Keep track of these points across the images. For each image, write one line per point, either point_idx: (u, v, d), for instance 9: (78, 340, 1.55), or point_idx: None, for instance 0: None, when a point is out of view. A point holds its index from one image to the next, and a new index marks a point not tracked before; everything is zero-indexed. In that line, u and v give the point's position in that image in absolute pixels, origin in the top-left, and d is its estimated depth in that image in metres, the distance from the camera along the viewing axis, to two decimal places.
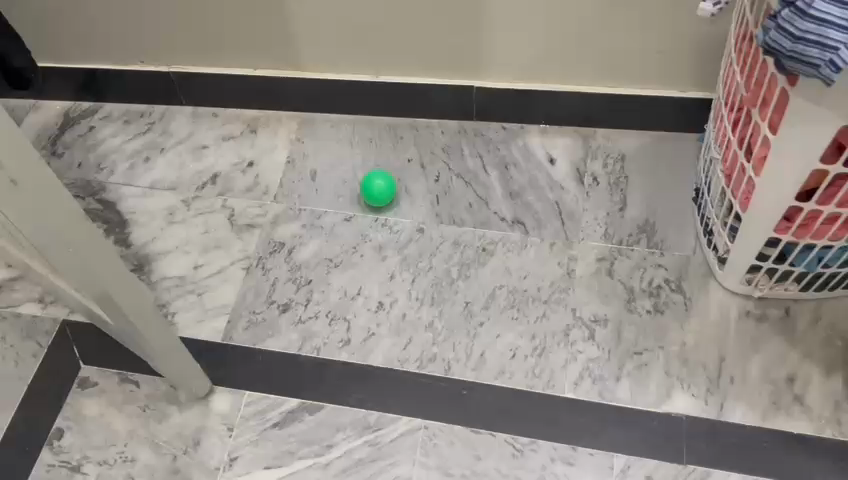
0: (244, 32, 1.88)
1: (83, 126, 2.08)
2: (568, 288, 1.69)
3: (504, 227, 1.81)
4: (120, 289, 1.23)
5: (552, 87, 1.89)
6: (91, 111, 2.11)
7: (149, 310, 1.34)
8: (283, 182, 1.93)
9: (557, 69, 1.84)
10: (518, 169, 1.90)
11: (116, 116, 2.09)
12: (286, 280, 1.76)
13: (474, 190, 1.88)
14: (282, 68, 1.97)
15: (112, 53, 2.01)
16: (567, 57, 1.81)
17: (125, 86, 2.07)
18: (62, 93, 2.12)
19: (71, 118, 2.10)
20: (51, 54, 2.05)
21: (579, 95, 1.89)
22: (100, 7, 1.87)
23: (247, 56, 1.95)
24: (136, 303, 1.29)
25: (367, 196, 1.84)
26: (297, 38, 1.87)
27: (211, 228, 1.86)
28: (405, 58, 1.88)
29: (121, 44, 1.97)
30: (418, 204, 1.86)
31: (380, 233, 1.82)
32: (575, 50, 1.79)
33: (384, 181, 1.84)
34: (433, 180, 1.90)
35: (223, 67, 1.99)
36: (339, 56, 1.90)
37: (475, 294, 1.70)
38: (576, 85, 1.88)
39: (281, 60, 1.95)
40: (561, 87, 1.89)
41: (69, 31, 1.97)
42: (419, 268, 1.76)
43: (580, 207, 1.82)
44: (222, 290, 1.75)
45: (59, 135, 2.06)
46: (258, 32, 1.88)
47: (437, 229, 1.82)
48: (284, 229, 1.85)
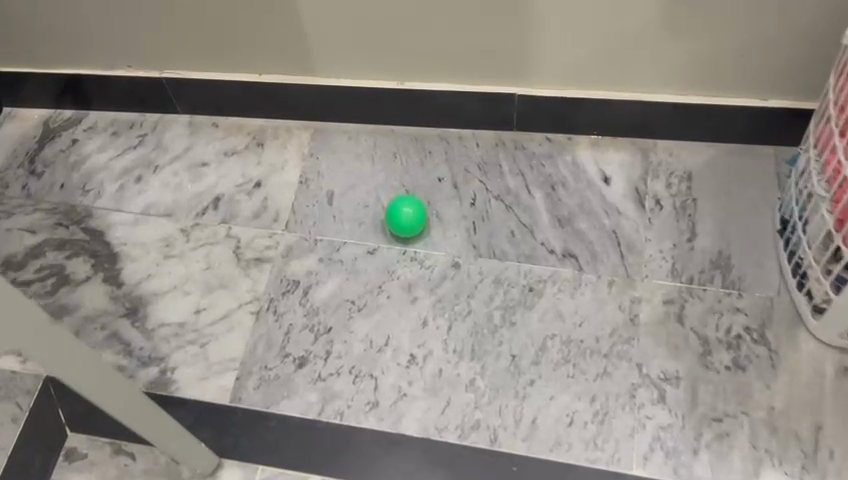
0: (250, 33, 1.62)
1: (64, 139, 1.82)
2: (632, 339, 1.46)
3: (553, 262, 1.55)
4: (109, 399, 0.99)
5: (608, 94, 1.62)
6: (74, 120, 1.85)
7: (151, 411, 1.08)
8: (296, 206, 1.67)
9: (615, 74, 1.57)
10: (567, 190, 1.63)
11: (102, 126, 1.83)
12: (302, 327, 1.52)
13: (517, 216, 1.61)
14: (291, 73, 1.70)
15: (94, 57, 1.74)
16: (629, 60, 1.54)
17: (112, 93, 1.81)
18: (39, 99, 1.85)
19: (51, 129, 1.84)
20: (26, 58, 1.78)
21: (640, 103, 1.61)
22: (80, 5, 1.61)
23: (251, 58, 1.69)
24: (133, 407, 1.03)
25: (392, 225, 1.58)
26: (311, 40, 1.61)
27: (214, 263, 1.61)
28: (435, 61, 1.61)
29: (105, 46, 1.71)
30: (452, 233, 1.60)
31: (409, 268, 1.57)
32: (640, 52, 1.52)
33: (412, 207, 1.58)
34: (469, 203, 1.64)
35: (225, 73, 1.73)
36: (359, 60, 1.64)
37: (522, 345, 1.46)
38: (635, 91, 1.61)
39: (290, 65, 1.68)
40: (619, 94, 1.61)
41: (44, 32, 1.70)
42: (455, 312, 1.51)
43: (642, 236, 1.57)
44: (229, 340, 1.52)
45: (38, 150, 1.80)
46: (262, 31, 1.61)
47: (475, 263, 1.56)
48: (298, 263, 1.60)
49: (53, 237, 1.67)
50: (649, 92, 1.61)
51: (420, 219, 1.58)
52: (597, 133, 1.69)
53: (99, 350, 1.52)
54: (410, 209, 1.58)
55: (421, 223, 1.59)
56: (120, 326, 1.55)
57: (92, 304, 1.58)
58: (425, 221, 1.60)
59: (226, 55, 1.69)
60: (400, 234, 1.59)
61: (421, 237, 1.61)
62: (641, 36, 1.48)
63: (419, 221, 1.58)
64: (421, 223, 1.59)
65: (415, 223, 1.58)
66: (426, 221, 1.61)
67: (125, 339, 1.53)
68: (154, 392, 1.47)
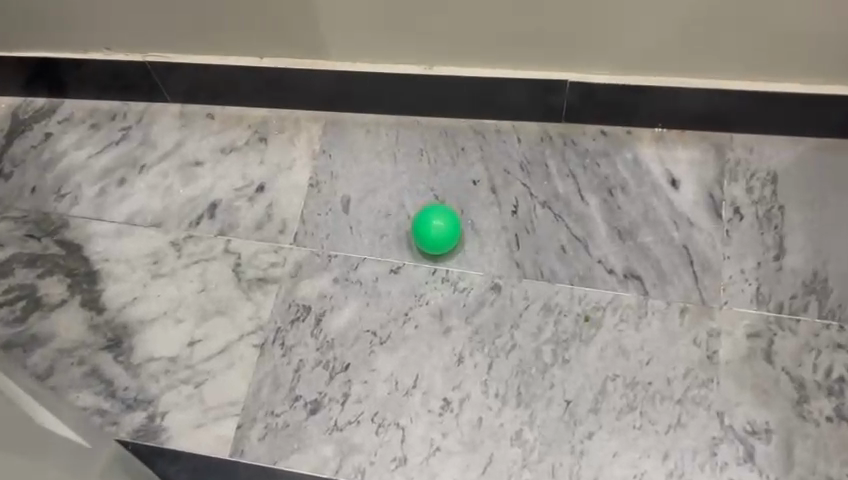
0: (249, 11, 1.36)
1: (36, 133, 1.57)
2: (711, 382, 1.21)
3: (613, 284, 1.30)
4: None
5: (679, 81, 1.35)
6: (47, 110, 1.59)
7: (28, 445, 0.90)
8: (305, 216, 1.42)
9: (689, 58, 1.30)
10: (627, 195, 1.38)
11: (79, 118, 1.57)
12: (314, 364, 1.28)
13: (568, 228, 1.36)
14: (299, 58, 1.45)
15: (67, 38, 1.48)
16: (707, 42, 1.27)
17: (89, 78, 1.55)
18: (6, 86, 1.60)
19: (21, 120, 1.59)
20: None
21: (718, 90, 1.34)
22: None
23: (251, 40, 1.43)
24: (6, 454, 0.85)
25: (420, 240, 1.33)
26: (322, 20, 1.35)
27: (210, 284, 1.37)
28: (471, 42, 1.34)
29: (78, 26, 1.45)
30: (491, 248, 1.35)
31: (440, 291, 1.32)
32: (722, 33, 1.24)
33: (443, 220, 1.32)
34: (510, 212, 1.39)
35: (222, 57, 1.47)
36: (379, 43, 1.37)
37: (578, 388, 1.23)
38: (712, 78, 1.34)
39: (298, 48, 1.43)
40: (692, 81, 1.34)
41: (5, 10, 1.44)
42: (496, 346, 1.27)
43: (719, 253, 1.31)
44: (229, 379, 1.28)
45: (6, 146, 1.56)
46: (263, 8, 1.35)
47: (519, 285, 1.32)
48: (308, 284, 1.35)
49: (23, 251, 1.43)
50: (729, 78, 1.33)
51: (453, 234, 1.33)
52: (662, 126, 1.42)
53: (77, 390, 1.30)
54: (440, 223, 1.32)
55: (454, 239, 1.33)
56: (101, 361, 1.32)
57: (68, 333, 1.35)
58: (459, 235, 1.35)
59: (222, 37, 1.43)
60: (429, 251, 1.33)
61: (454, 253, 1.35)
62: (726, 13, 1.21)
63: (452, 237, 1.32)
64: (454, 239, 1.33)
65: (446, 240, 1.32)
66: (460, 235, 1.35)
67: (107, 377, 1.30)
68: (141, 443, 1.25)
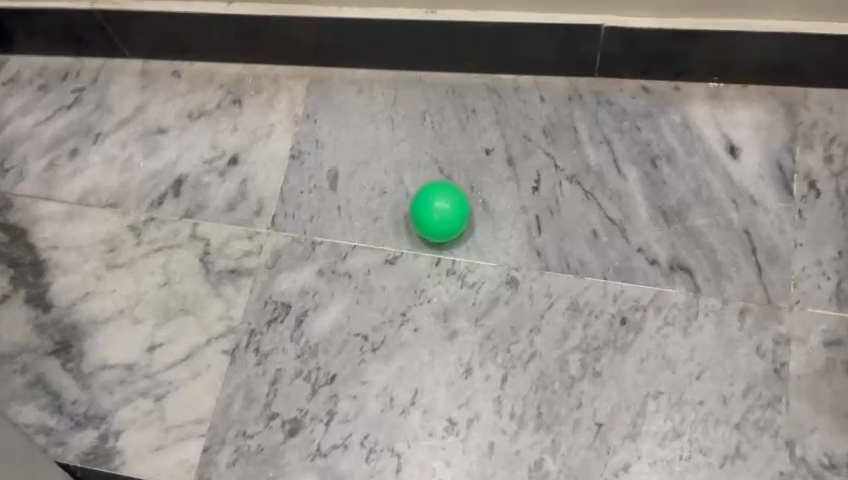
0: None
1: None
2: (778, 402, 0.98)
3: (656, 279, 1.07)
4: None
5: (742, 24, 1.09)
6: None
7: None
8: (285, 195, 1.20)
9: None
10: (674, 167, 1.14)
11: (27, 78, 1.35)
12: (294, 375, 1.08)
13: (601, 208, 1.13)
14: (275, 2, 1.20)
15: None
16: None
17: (33, 31, 1.32)
18: None
19: None
20: None
21: (789, 36, 1.08)
22: None
23: None
24: None
25: (420, 228, 1.10)
26: None
27: (174, 276, 1.16)
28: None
29: None
30: (507, 233, 1.12)
31: (445, 286, 1.10)
32: None
33: (448, 201, 1.09)
34: (530, 188, 1.15)
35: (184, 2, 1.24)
36: None
37: (613, 408, 1.00)
38: (783, 19, 1.08)
39: None
40: (758, 24, 1.09)
41: None
42: (513, 355, 1.05)
43: (789, 239, 1.07)
44: (195, 391, 1.08)
45: None
46: None
47: (541, 279, 1.09)
48: (287, 278, 1.14)
49: None
50: (806, 20, 1.07)
51: (459, 217, 1.09)
52: (717, 79, 1.17)
53: (20, 403, 1.11)
54: (443, 204, 1.09)
55: (461, 223, 1.10)
56: (48, 368, 1.12)
57: (10, 335, 1.15)
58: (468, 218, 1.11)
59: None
60: (431, 239, 1.11)
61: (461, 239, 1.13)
62: None
63: (458, 222, 1.09)
64: (461, 223, 1.10)
65: (451, 225, 1.09)
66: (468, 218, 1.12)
67: (54, 388, 1.11)
68: (92, 468, 1.05)
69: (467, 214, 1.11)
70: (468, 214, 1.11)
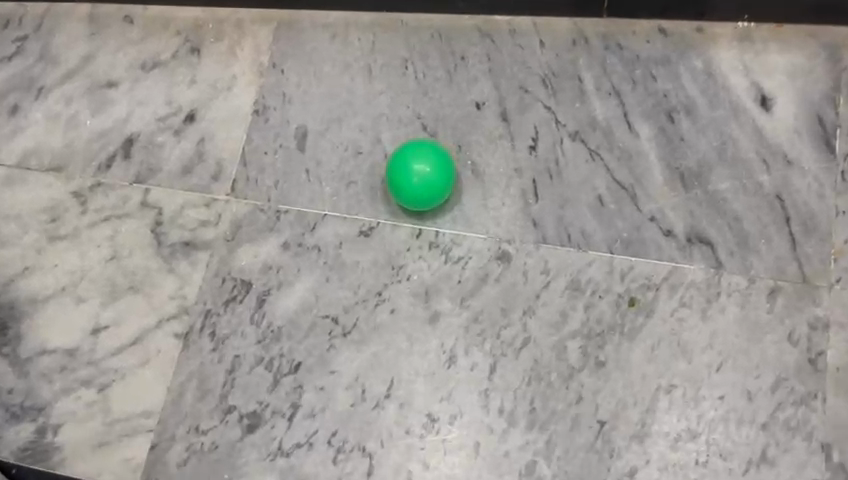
0: None
1: None
2: (813, 398, 0.84)
3: (670, 253, 0.92)
4: None
5: None
6: None
7: None
8: (247, 157, 1.06)
9: None
10: (695, 122, 0.98)
11: None
12: (254, 363, 0.94)
13: (609, 170, 0.97)
14: None
15: None
16: None
17: None
18: None
19: None
20: None
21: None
22: None
23: None
24: None
25: (403, 200, 0.95)
26: None
27: (123, 250, 1.03)
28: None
29: None
30: (499, 199, 0.97)
31: (427, 261, 0.96)
32: None
33: (429, 163, 0.94)
34: (526, 147, 0.99)
35: None
36: None
37: (618, 404, 0.86)
38: None
39: None
40: None
41: None
42: (503, 341, 0.91)
43: (829, 206, 0.91)
44: (142, 381, 0.96)
45: None
46: None
47: (536, 254, 0.94)
48: (249, 251, 1.00)
49: None
50: None
51: (443, 181, 0.95)
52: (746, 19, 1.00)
53: None
54: (423, 167, 0.94)
55: (446, 188, 0.95)
56: None
57: None
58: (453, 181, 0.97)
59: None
60: (411, 207, 0.96)
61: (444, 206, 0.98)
62: None
63: (442, 186, 0.94)
64: (446, 188, 0.95)
65: (433, 191, 0.94)
66: (453, 181, 0.97)
67: None
68: (29, 466, 0.94)
69: (452, 177, 0.96)
70: (452, 177, 0.96)
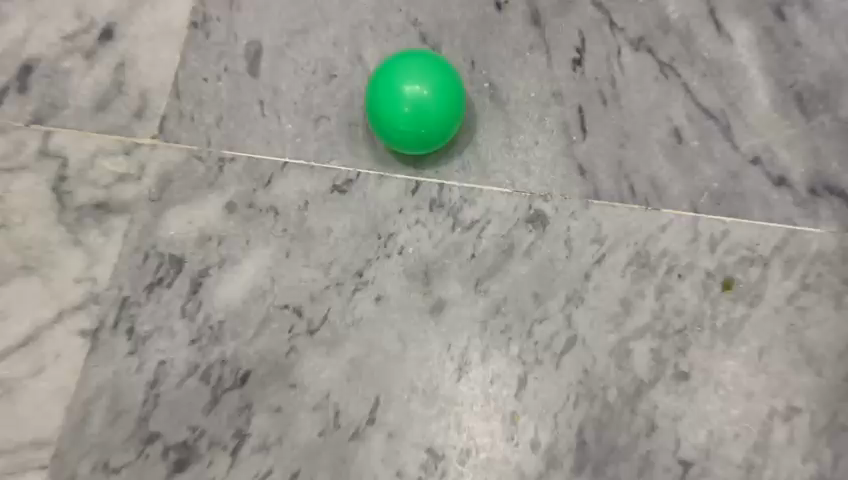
0: None
1: None
2: None
3: (784, 211, 0.63)
4: None
5: None
6: None
7: None
8: (182, 87, 0.77)
9: None
10: (815, 19, 0.69)
11: None
12: (185, 373, 0.67)
13: (689, 91, 0.67)
14: None
15: None
16: None
17: None
18: None
19: None
20: None
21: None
22: None
23: None
24: None
25: (390, 140, 0.66)
26: None
27: (12, 215, 0.75)
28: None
29: None
30: (529, 136, 0.68)
31: (427, 227, 0.67)
32: None
33: (424, 82, 0.64)
34: (569, 61, 0.70)
35: None
36: None
37: (710, 435, 0.59)
38: None
39: None
40: None
41: None
42: (537, 342, 0.63)
43: None
44: (32, 398, 0.68)
45: None
46: None
47: (585, 214, 0.65)
48: (183, 215, 0.73)
49: None
50: None
51: (447, 109, 0.65)
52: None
53: None
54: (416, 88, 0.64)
55: (452, 117, 0.66)
56: None
57: None
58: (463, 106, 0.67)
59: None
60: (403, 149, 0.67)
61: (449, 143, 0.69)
62: None
63: (445, 115, 0.65)
64: (453, 117, 0.66)
65: (432, 122, 0.65)
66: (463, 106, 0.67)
67: None
68: None
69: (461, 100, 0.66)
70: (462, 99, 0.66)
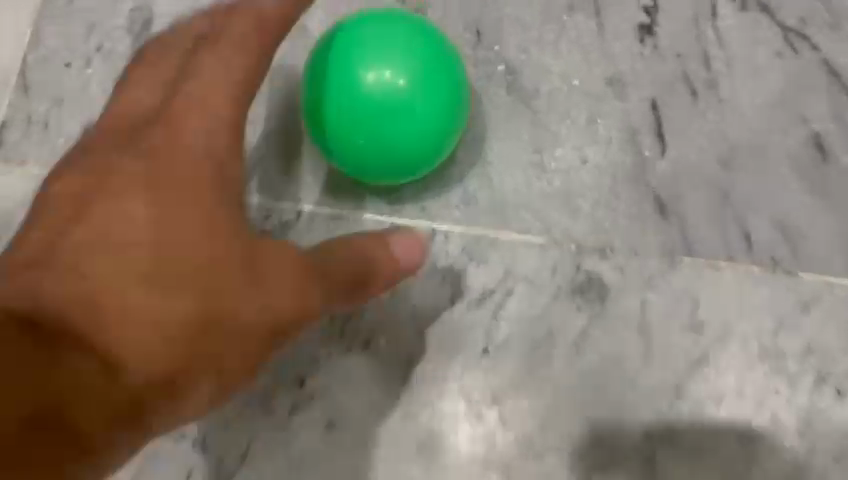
0: None
1: None
2: None
3: None
4: None
5: None
6: None
7: None
8: (31, 77, 0.51)
9: None
10: None
11: None
12: None
13: (835, 73, 0.41)
14: None
15: None
16: None
17: None
18: None
19: None
20: None
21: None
22: None
23: None
24: None
25: (343, 159, 0.40)
26: None
27: None
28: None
29: None
30: (572, 149, 0.42)
31: (407, 302, 0.41)
32: None
33: (397, 61, 0.38)
34: (635, 28, 0.43)
35: None
36: None
37: None
38: None
39: None
40: None
41: None
42: None
43: None
44: None
45: None
46: None
47: (669, 280, 0.40)
48: None
49: None
50: None
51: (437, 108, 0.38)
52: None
53: None
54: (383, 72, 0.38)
55: (446, 121, 0.39)
56: None
57: None
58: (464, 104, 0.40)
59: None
60: (363, 177, 0.40)
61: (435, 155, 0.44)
62: None
63: (435, 118, 0.38)
64: (447, 122, 0.39)
65: (412, 130, 0.38)
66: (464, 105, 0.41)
67: None
68: None
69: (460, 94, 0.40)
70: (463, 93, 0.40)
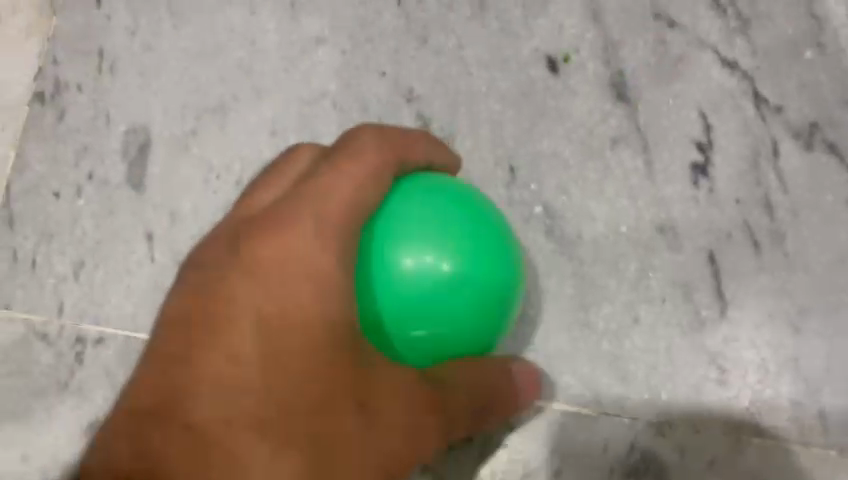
0: None
1: None
2: None
3: None
4: None
5: None
6: None
7: None
8: (16, 208, 0.46)
9: None
10: None
11: None
12: None
13: None
14: None
15: None
16: None
17: None
18: None
19: None
20: None
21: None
22: None
23: None
24: None
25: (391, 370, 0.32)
26: None
27: None
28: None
29: None
30: (623, 308, 0.38)
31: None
32: None
33: (437, 240, 0.31)
34: (689, 168, 0.39)
35: None
36: None
37: None
38: None
39: None
40: None
41: None
42: None
43: None
44: None
45: None
46: None
47: (736, 466, 0.36)
48: (16, 446, 0.43)
49: None
50: None
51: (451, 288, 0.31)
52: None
53: None
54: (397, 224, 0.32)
55: (469, 314, 0.31)
56: None
57: None
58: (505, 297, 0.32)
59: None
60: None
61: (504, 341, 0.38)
62: None
63: (449, 302, 0.31)
64: (472, 314, 0.31)
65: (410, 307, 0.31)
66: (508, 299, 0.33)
67: None
68: None
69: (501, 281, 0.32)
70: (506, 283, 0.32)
